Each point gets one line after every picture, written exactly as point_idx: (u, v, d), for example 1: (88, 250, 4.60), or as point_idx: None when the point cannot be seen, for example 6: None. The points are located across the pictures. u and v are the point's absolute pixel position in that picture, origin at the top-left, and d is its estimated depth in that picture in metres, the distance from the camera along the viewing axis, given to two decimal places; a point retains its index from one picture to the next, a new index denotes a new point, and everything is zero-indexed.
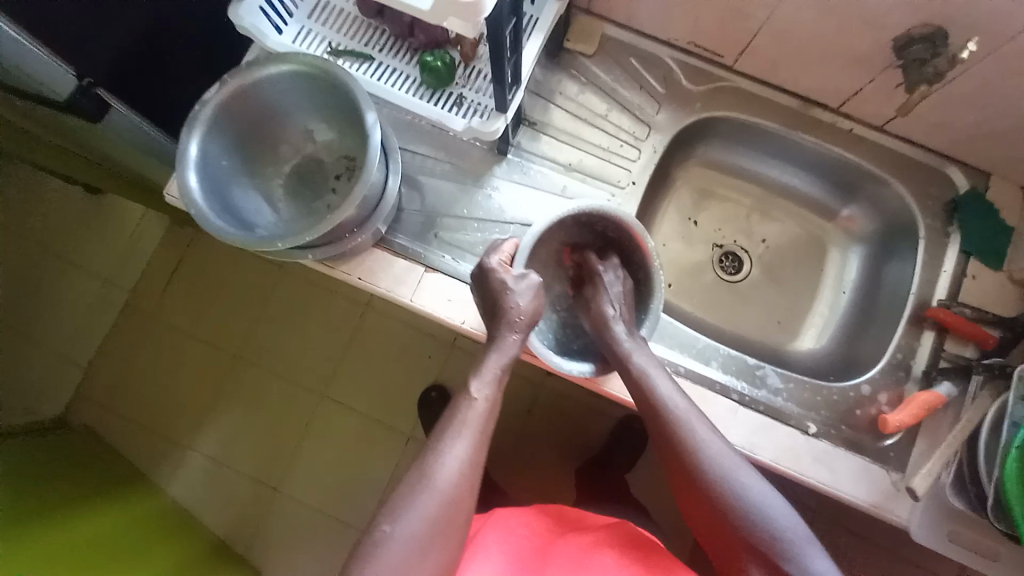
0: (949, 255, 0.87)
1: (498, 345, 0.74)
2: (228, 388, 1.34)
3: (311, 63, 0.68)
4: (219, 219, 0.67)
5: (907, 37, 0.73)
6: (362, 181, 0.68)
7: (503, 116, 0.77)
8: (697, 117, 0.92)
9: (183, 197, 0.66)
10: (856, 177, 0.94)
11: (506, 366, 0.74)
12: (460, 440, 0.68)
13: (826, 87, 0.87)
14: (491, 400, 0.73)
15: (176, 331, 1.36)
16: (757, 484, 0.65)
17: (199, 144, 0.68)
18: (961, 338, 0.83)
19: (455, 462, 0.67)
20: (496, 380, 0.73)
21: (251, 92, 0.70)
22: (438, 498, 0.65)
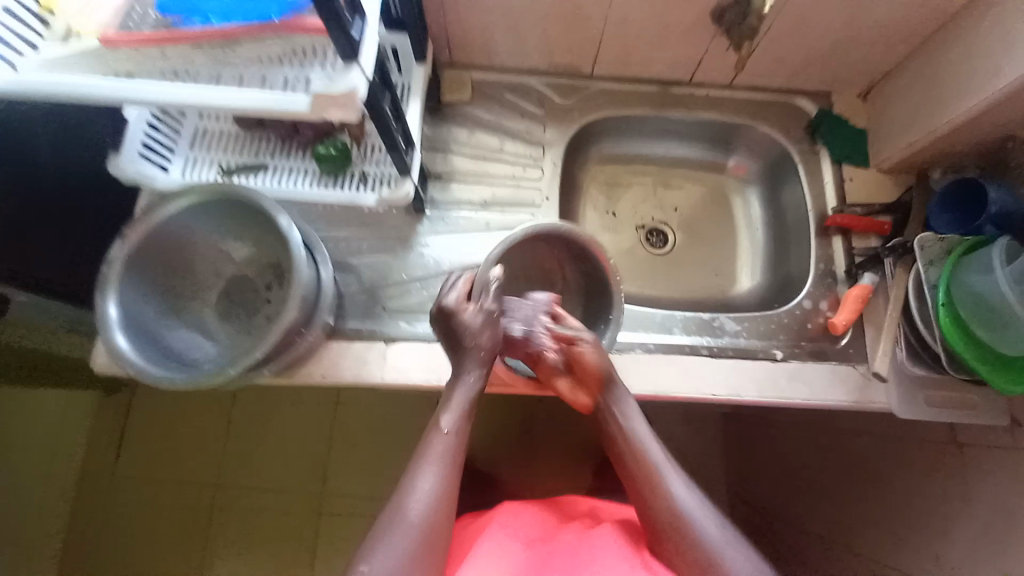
0: (825, 168, 0.99)
1: (463, 381, 0.75)
2: (218, 537, 1.24)
3: (214, 190, 0.69)
4: (160, 369, 0.65)
5: (720, 7, 0.85)
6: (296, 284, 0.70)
7: (408, 178, 0.80)
8: (580, 125, 1.01)
9: (115, 359, 0.64)
10: (726, 130, 1.06)
11: (473, 401, 0.75)
12: (426, 471, 0.70)
13: (673, 67, 0.99)
14: (460, 432, 0.74)
15: (153, 497, 1.26)
16: (717, 526, 0.68)
17: (117, 304, 0.66)
18: (864, 233, 0.94)
19: (426, 494, 0.68)
20: (465, 415, 0.74)
21: (158, 236, 0.70)
22: (414, 529, 0.66)
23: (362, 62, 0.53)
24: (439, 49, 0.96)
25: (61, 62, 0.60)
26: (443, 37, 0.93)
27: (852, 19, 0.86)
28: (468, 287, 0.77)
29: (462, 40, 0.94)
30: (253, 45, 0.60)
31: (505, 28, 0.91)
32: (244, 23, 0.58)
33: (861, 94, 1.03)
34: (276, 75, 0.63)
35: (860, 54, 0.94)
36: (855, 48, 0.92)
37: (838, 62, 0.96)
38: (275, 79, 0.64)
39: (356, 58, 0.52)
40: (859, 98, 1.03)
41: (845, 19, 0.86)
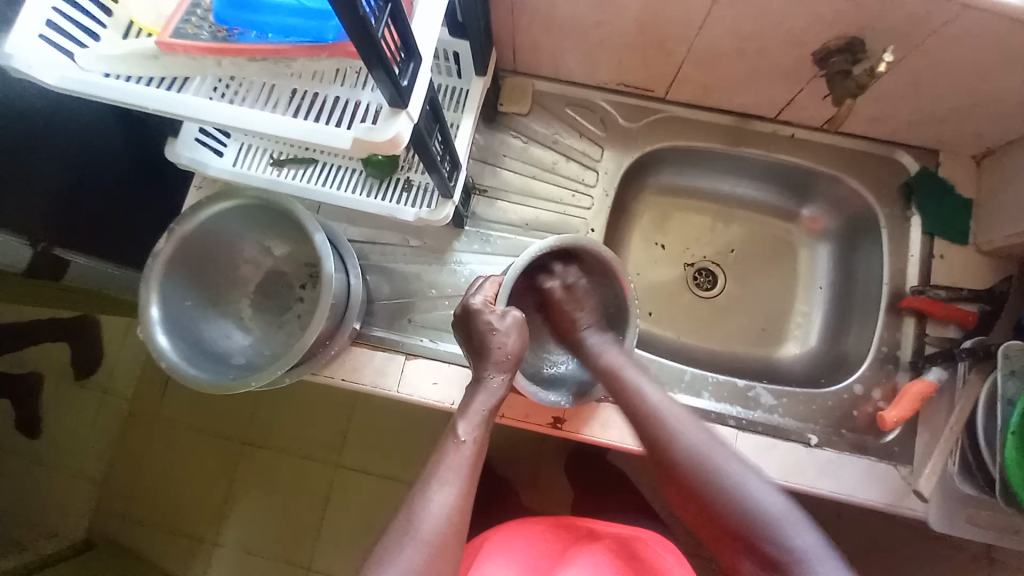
0: (913, 239, 0.88)
1: (486, 387, 0.72)
2: (243, 473, 1.23)
3: (253, 197, 0.71)
4: (194, 368, 0.68)
5: (825, 50, 0.73)
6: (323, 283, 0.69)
7: (450, 201, 0.78)
8: (643, 152, 0.94)
9: (154, 354, 0.68)
10: (806, 178, 0.95)
11: (493, 408, 0.71)
12: (447, 476, 0.65)
13: (760, 103, 0.88)
14: (479, 441, 0.69)
15: (163, 461, 1.24)
16: (771, 492, 0.61)
17: (159, 295, 0.69)
18: (941, 321, 0.84)
19: (439, 504, 0.63)
20: (484, 423, 0.70)
21: (200, 235, 0.73)
22: (425, 546, 0.60)
23: (410, 107, 0.50)
24: (504, 54, 0.90)
25: (118, 61, 0.58)
26: (510, 44, 0.87)
27: (987, 80, 0.73)
28: (495, 291, 0.76)
29: (530, 48, 0.87)
30: (307, 61, 0.58)
31: (580, 42, 0.83)
32: (301, 41, 0.56)
33: (975, 157, 0.89)
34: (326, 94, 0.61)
35: (987, 117, 0.80)
36: (982, 111, 0.79)
37: (957, 122, 0.82)
38: (325, 96, 0.61)
39: (404, 105, 0.49)
40: (971, 162, 0.89)
41: (980, 80, 0.73)
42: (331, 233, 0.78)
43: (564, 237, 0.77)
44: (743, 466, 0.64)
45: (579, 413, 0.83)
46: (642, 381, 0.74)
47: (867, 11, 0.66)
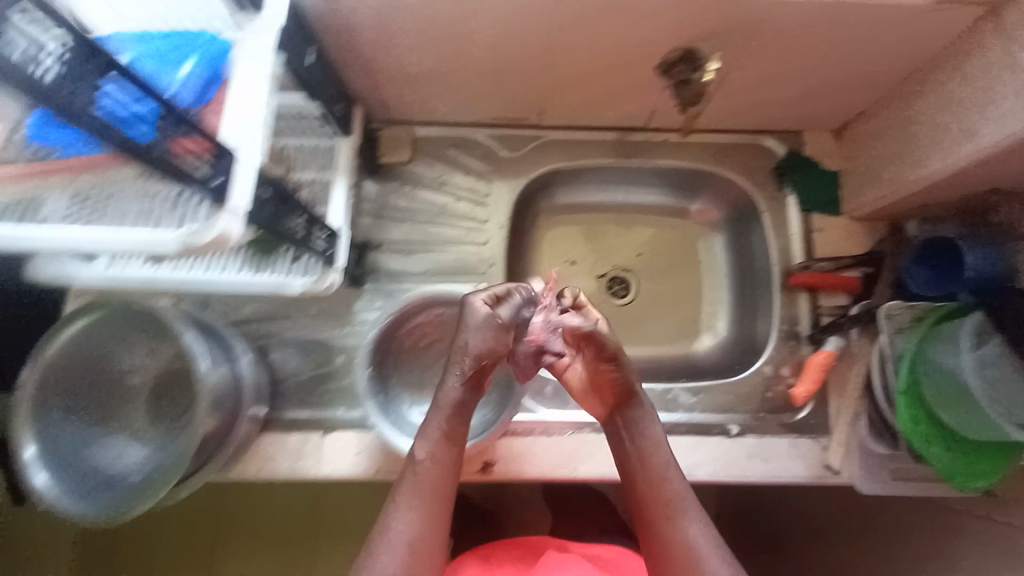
0: (792, 217, 0.92)
1: (445, 388, 0.69)
2: None
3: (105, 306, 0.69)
4: (72, 501, 0.65)
5: (665, 62, 0.75)
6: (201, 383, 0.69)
7: (334, 267, 0.78)
8: (529, 179, 0.96)
9: (32, 495, 0.65)
10: (688, 176, 0.99)
11: (459, 421, 0.68)
12: (405, 506, 0.62)
13: (629, 115, 0.91)
14: (441, 457, 0.66)
15: None
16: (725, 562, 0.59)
17: (31, 430, 0.67)
18: (832, 291, 0.88)
19: (399, 541, 0.60)
20: (447, 442, 0.67)
21: (67, 357, 0.71)
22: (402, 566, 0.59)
23: (232, 202, 0.49)
24: (372, 108, 0.89)
25: None
26: (374, 99, 0.86)
27: (819, 67, 0.77)
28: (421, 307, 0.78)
29: (395, 99, 0.87)
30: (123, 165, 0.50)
31: (439, 86, 0.83)
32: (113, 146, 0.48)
33: (834, 130, 0.94)
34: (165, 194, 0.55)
35: (833, 96, 0.84)
36: (827, 92, 0.83)
37: (809, 104, 0.87)
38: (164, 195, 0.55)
39: (225, 202, 0.49)
40: (832, 135, 0.94)
41: (814, 67, 0.77)
42: (206, 321, 0.77)
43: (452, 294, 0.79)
44: (711, 534, 0.62)
45: (507, 450, 0.82)
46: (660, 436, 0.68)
47: (689, 25, 0.68)
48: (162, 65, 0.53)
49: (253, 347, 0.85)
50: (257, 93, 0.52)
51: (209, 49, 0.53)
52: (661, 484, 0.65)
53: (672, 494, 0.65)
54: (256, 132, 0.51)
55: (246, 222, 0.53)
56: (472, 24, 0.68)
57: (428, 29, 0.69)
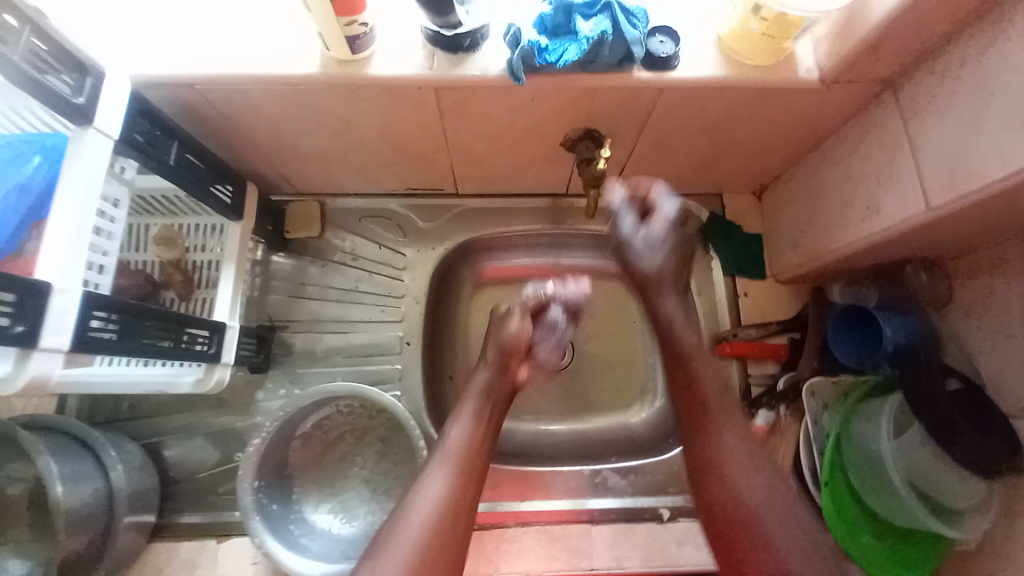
0: (717, 281, 0.90)
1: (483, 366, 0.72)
2: None
3: None
4: None
5: (569, 139, 0.73)
6: (57, 510, 0.62)
7: (222, 363, 0.72)
8: (448, 249, 0.92)
9: None
10: (613, 239, 0.96)
11: (495, 400, 0.70)
12: (433, 477, 0.61)
13: (545, 183, 0.88)
14: (470, 432, 0.66)
15: None
16: (798, 511, 0.59)
17: None
18: (760, 359, 0.86)
19: (421, 515, 0.58)
20: (479, 418, 0.67)
21: None
22: (421, 533, 0.57)
23: (48, 343, 0.45)
24: (275, 183, 0.85)
25: None
26: (275, 175, 0.82)
27: (725, 139, 0.76)
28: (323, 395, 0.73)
29: (298, 175, 0.82)
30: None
31: (341, 163, 0.79)
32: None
33: (755, 192, 0.93)
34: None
35: (746, 163, 0.83)
36: (739, 160, 0.82)
37: (724, 170, 0.85)
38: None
39: (36, 345, 0.44)
40: (753, 197, 0.93)
41: (720, 139, 0.75)
42: (75, 427, 0.71)
43: (347, 384, 0.73)
44: (782, 482, 0.61)
45: None
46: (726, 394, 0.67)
47: (582, 107, 0.66)
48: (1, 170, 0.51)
49: (141, 446, 0.78)
50: (76, 221, 0.48)
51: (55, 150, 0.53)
52: (712, 445, 0.63)
53: (733, 449, 0.63)
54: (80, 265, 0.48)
55: (88, 357, 0.51)
56: (357, 108, 0.65)
57: (315, 113, 0.66)
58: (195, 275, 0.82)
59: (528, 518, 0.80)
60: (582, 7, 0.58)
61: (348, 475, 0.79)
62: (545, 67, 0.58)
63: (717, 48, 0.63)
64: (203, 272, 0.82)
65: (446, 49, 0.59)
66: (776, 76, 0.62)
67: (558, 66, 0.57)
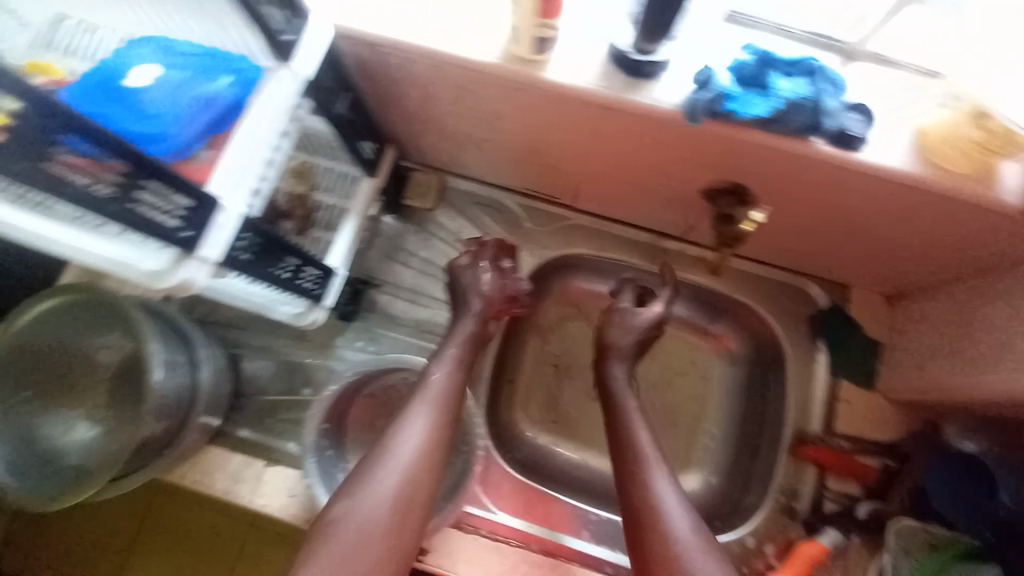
0: (817, 376, 0.83)
1: (440, 361, 0.69)
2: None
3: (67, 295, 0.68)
4: None
5: (713, 190, 0.70)
6: (150, 389, 0.67)
7: (321, 305, 0.75)
8: (548, 258, 0.91)
9: None
10: (713, 298, 0.91)
11: (453, 393, 0.67)
12: (412, 429, 0.61)
13: (665, 223, 0.85)
14: (437, 419, 0.63)
15: None
16: None
17: None
18: (842, 475, 0.79)
19: (392, 489, 0.57)
20: (449, 405, 0.65)
21: None
22: (385, 511, 0.55)
23: (202, 252, 0.47)
24: (407, 151, 0.88)
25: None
26: (411, 145, 0.85)
27: (879, 234, 0.69)
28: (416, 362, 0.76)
29: (431, 149, 0.85)
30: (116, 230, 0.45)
31: (477, 149, 0.81)
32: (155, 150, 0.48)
33: (886, 295, 0.85)
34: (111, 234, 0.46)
35: (891, 263, 0.76)
36: (884, 258, 0.75)
37: (861, 264, 0.79)
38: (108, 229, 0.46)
39: (193, 251, 0.46)
40: (882, 300, 0.85)
41: (877, 232, 0.69)
42: (174, 316, 0.74)
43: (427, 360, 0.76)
44: None
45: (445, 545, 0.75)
46: (665, 486, 0.61)
47: (742, 163, 0.63)
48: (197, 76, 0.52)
49: (226, 353, 0.84)
50: (256, 151, 0.51)
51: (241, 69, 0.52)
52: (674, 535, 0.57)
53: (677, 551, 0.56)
54: (246, 186, 0.50)
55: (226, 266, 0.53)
56: (515, 105, 0.65)
57: (474, 101, 0.67)
58: (314, 214, 0.79)
59: (555, 551, 0.77)
60: (783, 65, 0.55)
61: (394, 444, 0.82)
62: (726, 114, 0.54)
63: (915, 142, 0.57)
64: (327, 215, 0.79)
65: (627, 72, 0.58)
66: (974, 189, 0.55)
67: (739, 116, 0.54)
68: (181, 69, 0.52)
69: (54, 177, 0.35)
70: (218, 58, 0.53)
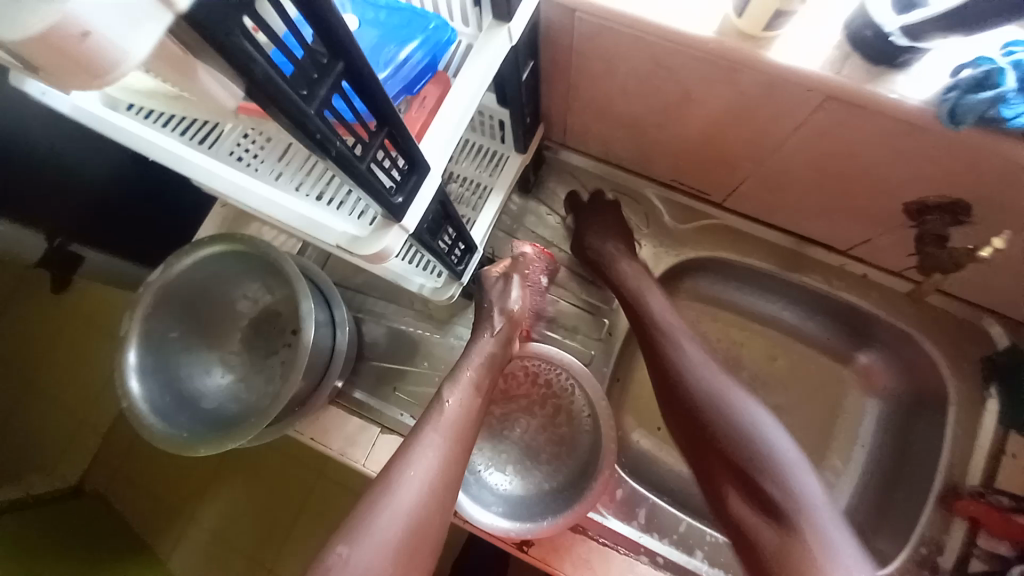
0: (988, 426, 0.73)
1: (475, 349, 0.70)
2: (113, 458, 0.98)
3: (237, 244, 0.68)
4: (164, 419, 0.65)
5: (920, 202, 0.61)
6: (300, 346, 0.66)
7: (458, 282, 0.72)
8: (684, 257, 0.85)
9: (123, 398, 0.65)
10: (865, 323, 0.82)
11: (480, 375, 0.67)
12: (424, 452, 0.59)
13: (828, 234, 0.77)
14: (465, 405, 0.64)
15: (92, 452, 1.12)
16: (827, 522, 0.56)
17: (139, 350, 0.66)
18: (999, 535, 0.70)
19: (406, 492, 0.57)
20: (471, 392, 0.65)
21: (189, 280, 0.70)
22: (401, 516, 0.56)
23: (405, 221, 0.44)
24: (552, 127, 0.83)
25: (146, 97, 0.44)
26: (559, 121, 0.80)
27: None
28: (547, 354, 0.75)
29: (580, 128, 0.79)
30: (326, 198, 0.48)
31: (634, 133, 0.75)
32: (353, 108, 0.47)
33: None
34: (329, 190, 0.49)
35: None
36: None
37: None
38: (329, 191, 0.49)
39: (398, 220, 0.43)
40: None
41: None
42: (316, 274, 0.75)
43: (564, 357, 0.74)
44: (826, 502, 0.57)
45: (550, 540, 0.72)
46: (765, 422, 0.61)
47: (982, 178, 0.54)
48: (389, 36, 0.48)
49: (350, 316, 0.84)
50: (460, 119, 0.48)
51: (436, 34, 0.48)
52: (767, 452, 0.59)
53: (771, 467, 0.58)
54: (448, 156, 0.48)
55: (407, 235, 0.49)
56: (711, 84, 0.58)
57: (660, 78, 0.61)
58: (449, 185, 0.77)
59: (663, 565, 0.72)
60: None
61: (504, 434, 0.80)
62: (994, 121, 0.47)
63: None
64: (460, 188, 0.76)
65: (869, 58, 0.50)
66: None
67: (1010, 125, 0.46)
68: (373, 25, 0.49)
69: (326, 126, 0.31)
70: (412, 16, 0.48)
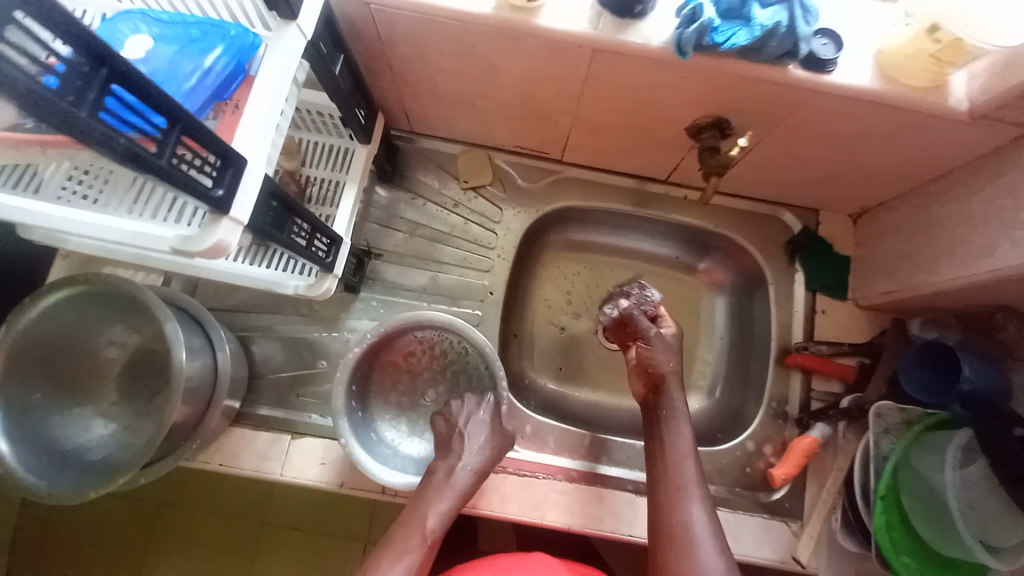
0: (798, 294, 0.91)
1: (477, 404, 0.78)
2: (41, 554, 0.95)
3: (86, 285, 0.66)
4: (43, 477, 0.63)
5: (696, 125, 0.75)
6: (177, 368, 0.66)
7: (331, 274, 0.76)
8: (543, 211, 0.95)
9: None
10: (699, 235, 0.97)
11: (482, 426, 0.76)
12: (438, 499, 0.69)
13: (649, 167, 0.91)
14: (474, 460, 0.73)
15: None
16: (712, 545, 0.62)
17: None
18: (823, 375, 0.87)
19: (419, 524, 0.67)
20: (476, 456, 0.73)
21: (43, 334, 0.67)
22: (419, 533, 0.67)
23: (235, 212, 0.48)
24: (395, 118, 0.89)
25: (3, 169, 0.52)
26: (400, 110, 0.86)
27: (842, 155, 0.77)
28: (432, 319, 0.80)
29: (419, 113, 0.86)
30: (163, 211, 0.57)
31: (467, 109, 0.82)
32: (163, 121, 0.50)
33: (852, 215, 0.93)
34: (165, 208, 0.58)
35: (856, 184, 0.84)
36: (846, 179, 0.83)
37: (829, 188, 0.86)
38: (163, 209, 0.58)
39: (226, 213, 0.47)
40: (849, 220, 0.93)
41: (851, 149, 0.75)
42: (187, 301, 0.75)
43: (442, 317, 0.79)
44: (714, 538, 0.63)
45: (473, 485, 0.79)
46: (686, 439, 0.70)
47: (725, 96, 0.68)
48: (188, 52, 0.51)
49: (236, 336, 0.84)
50: (271, 112, 0.52)
51: (238, 41, 0.51)
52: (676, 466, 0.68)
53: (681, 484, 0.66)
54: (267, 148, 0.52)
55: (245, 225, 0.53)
56: (507, 53, 0.67)
57: (465, 56, 0.69)
58: (307, 189, 0.80)
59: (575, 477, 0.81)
60: None
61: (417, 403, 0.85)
62: (712, 46, 0.59)
63: (875, 62, 0.62)
64: (320, 190, 0.80)
65: (616, 13, 0.61)
66: (928, 101, 0.62)
67: (723, 48, 0.59)
68: (169, 43, 0.51)
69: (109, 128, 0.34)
70: (211, 28, 0.52)
